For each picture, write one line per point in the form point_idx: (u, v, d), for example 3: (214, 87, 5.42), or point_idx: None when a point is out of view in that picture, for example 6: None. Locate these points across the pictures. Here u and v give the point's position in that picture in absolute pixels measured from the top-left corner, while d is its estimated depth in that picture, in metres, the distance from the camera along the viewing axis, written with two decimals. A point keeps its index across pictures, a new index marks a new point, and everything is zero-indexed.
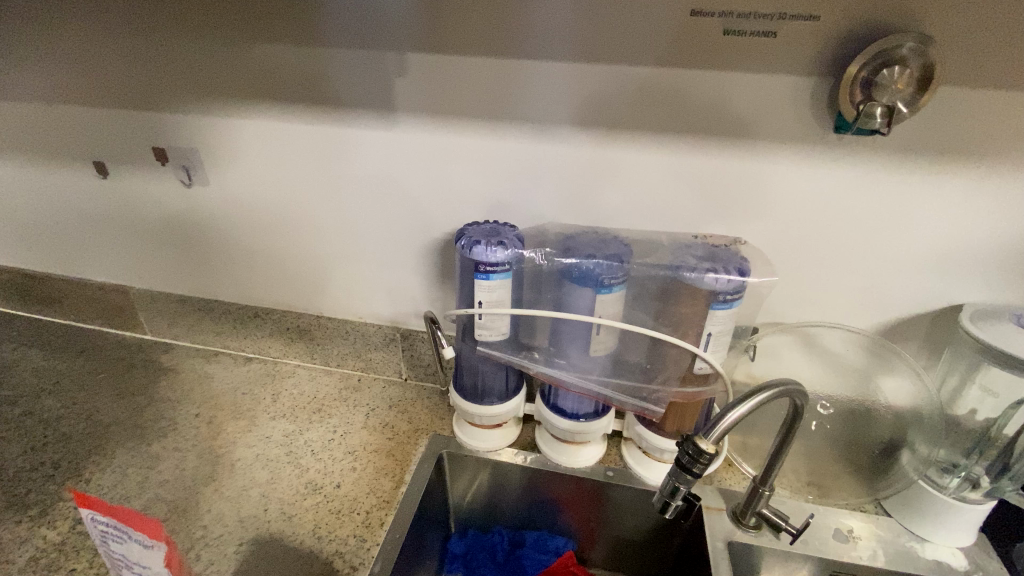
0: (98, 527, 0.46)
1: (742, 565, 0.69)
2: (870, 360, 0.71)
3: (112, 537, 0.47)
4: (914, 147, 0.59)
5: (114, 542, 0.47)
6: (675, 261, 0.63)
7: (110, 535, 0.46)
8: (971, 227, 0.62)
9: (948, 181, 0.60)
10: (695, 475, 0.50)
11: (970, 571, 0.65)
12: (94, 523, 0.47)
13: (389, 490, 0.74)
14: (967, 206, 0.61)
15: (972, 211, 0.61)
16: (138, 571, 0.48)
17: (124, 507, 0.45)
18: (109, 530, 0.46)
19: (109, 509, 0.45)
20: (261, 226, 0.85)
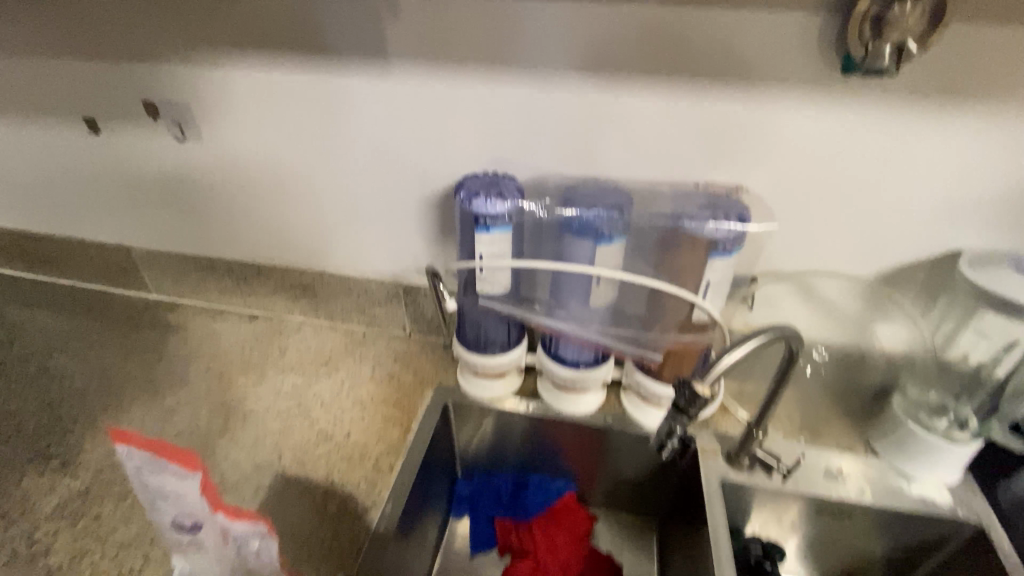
0: (138, 464, 0.43)
1: (734, 502, 0.73)
2: (867, 309, 0.73)
3: (148, 473, 0.43)
4: (922, 88, 0.57)
5: (150, 478, 0.43)
6: (676, 210, 0.63)
7: (150, 472, 0.43)
8: (976, 171, 0.61)
9: (956, 124, 0.59)
10: (692, 416, 0.53)
11: (954, 507, 0.68)
12: (132, 464, 0.43)
13: (398, 438, 0.77)
14: (974, 151, 0.60)
15: (978, 154, 0.60)
16: (180, 507, 0.44)
17: (155, 438, 0.42)
18: (147, 466, 0.43)
19: (146, 441, 0.42)
20: (258, 183, 0.84)
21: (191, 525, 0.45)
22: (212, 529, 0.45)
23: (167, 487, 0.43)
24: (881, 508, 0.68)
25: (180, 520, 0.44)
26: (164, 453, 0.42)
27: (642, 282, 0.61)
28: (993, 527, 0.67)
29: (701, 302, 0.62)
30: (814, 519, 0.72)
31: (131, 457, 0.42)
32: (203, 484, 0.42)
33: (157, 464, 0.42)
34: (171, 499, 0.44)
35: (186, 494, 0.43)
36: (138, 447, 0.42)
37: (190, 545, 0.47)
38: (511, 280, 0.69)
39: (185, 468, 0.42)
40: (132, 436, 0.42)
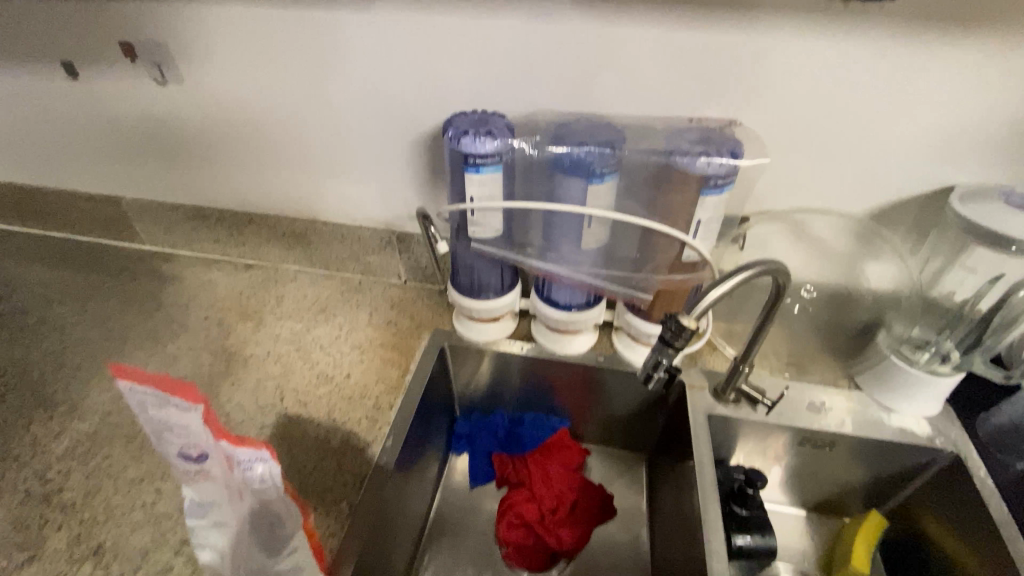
0: (141, 398, 0.44)
1: (721, 435, 0.76)
2: (859, 248, 0.74)
3: (151, 407, 0.44)
4: (926, 13, 0.55)
5: (152, 413, 0.44)
6: (669, 146, 0.61)
7: (153, 406, 0.44)
8: (975, 102, 0.60)
9: (958, 51, 0.57)
10: (677, 349, 0.54)
11: (931, 436, 0.71)
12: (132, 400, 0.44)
13: (396, 378, 0.79)
14: (975, 80, 0.58)
15: (979, 84, 0.59)
16: (181, 442, 0.46)
17: (155, 373, 0.43)
18: (150, 400, 0.44)
19: (147, 376, 0.43)
20: (244, 127, 0.83)
21: (197, 457, 0.47)
22: (217, 457, 0.47)
23: (170, 421, 0.44)
24: (860, 438, 0.72)
25: (186, 451, 0.46)
26: (165, 386, 0.43)
27: (634, 221, 0.61)
28: (969, 456, 0.69)
29: (692, 240, 0.62)
30: (796, 449, 0.76)
31: (133, 391, 0.43)
32: (205, 415, 0.44)
33: (159, 397, 0.43)
34: (174, 431, 0.45)
35: (189, 426, 0.44)
36: (140, 382, 0.43)
37: (196, 476, 0.49)
38: (503, 223, 0.68)
39: (188, 400, 0.43)
40: (131, 371, 0.43)
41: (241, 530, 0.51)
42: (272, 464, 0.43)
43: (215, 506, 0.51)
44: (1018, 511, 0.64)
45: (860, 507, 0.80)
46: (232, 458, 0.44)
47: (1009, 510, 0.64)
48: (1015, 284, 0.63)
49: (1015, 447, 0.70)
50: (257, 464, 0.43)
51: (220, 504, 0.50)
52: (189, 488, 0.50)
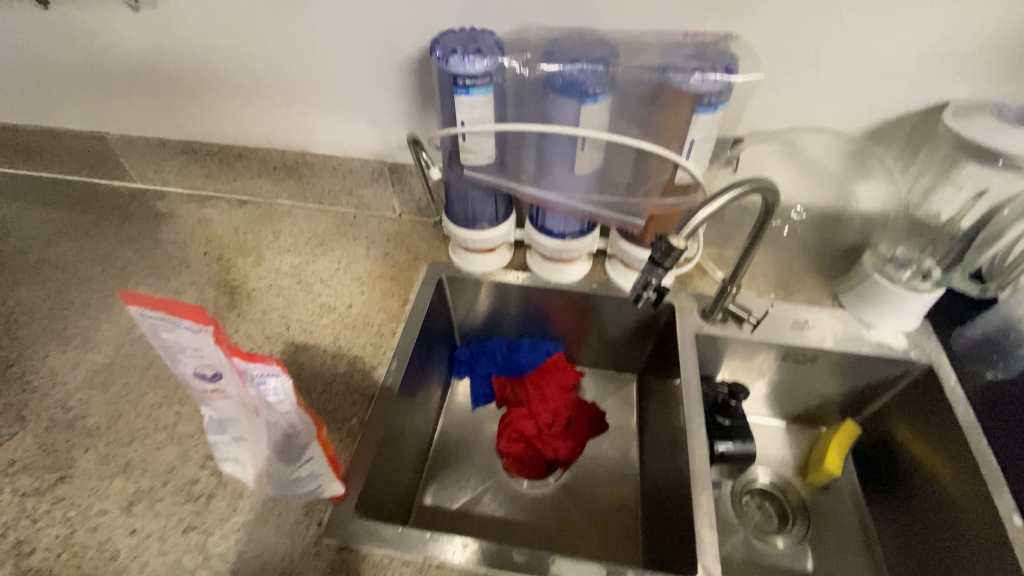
0: (153, 322, 0.46)
1: (708, 353, 0.80)
2: (850, 167, 0.75)
3: (164, 329, 0.46)
4: None
5: (167, 335, 0.47)
6: (663, 63, 0.60)
7: (166, 329, 0.46)
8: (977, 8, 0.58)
9: None
10: (667, 269, 0.56)
11: (907, 349, 0.75)
12: (147, 324, 0.47)
13: (397, 307, 0.81)
14: None
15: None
16: (199, 362, 0.48)
17: (165, 298, 0.45)
18: (162, 323, 0.46)
19: (157, 301, 0.45)
20: (225, 51, 0.80)
21: (213, 376, 0.50)
22: (231, 376, 0.49)
23: (184, 343, 0.47)
24: (840, 352, 0.75)
25: (201, 371, 0.49)
26: (174, 310, 0.45)
27: (627, 142, 0.60)
28: (942, 366, 0.73)
29: (684, 161, 0.62)
30: (779, 364, 0.80)
31: (145, 315, 0.46)
32: (216, 336, 0.46)
33: (169, 320, 0.45)
34: (189, 353, 0.48)
35: (203, 347, 0.47)
36: (150, 307, 0.45)
37: (214, 395, 0.52)
38: (495, 149, 0.67)
39: (196, 322, 0.45)
40: (142, 297, 0.45)
41: (261, 442, 0.55)
42: (284, 378, 0.46)
43: (234, 421, 0.54)
44: (982, 415, 0.69)
45: (837, 417, 0.86)
46: (245, 374, 0.46)
47: (974, 415, 0.69)
48: (1000, 201, 0.66)
49: (983, 358, 0.74)
50: (269, 379, 0.46)
51: (238, 419, 0.54)
52: (208, 405, 0.54)
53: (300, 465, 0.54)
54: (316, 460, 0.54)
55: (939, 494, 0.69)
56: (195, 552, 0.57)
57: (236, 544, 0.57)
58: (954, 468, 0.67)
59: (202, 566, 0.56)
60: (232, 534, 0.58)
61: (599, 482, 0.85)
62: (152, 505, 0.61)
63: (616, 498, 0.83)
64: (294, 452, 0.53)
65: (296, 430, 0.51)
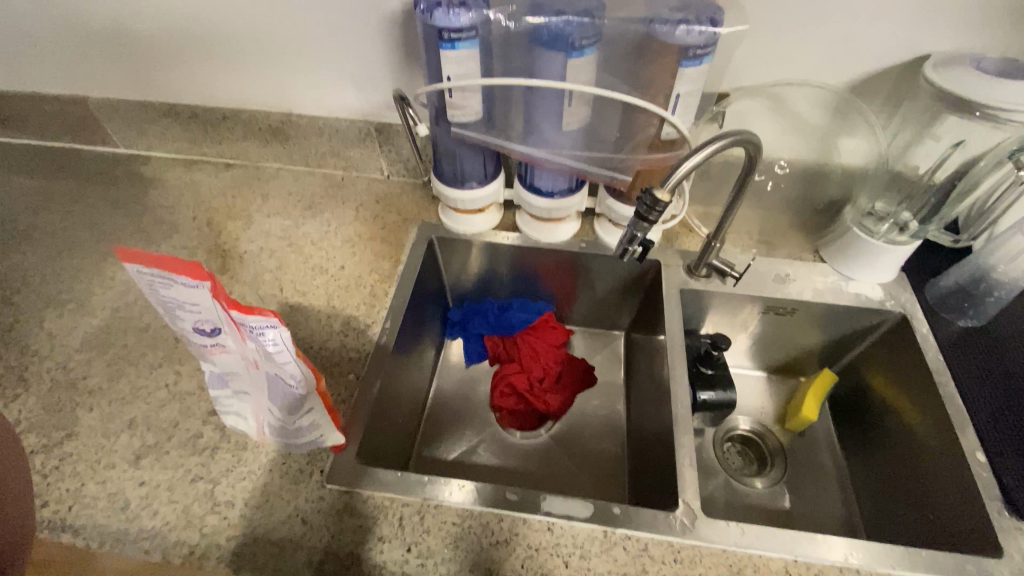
0: (151, 279, 0.47)
1: (693, 308, 0.83)
2: (834, 121, 0.75)
3: (162, 286, 0.48)
4: None
5: (165, 291, 0.48)
6: (650, 14, 0.59)
7: (164, 285, 0.47)
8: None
9: None
10: (652, 223, 0.57)
11: (883, 300, 0.78)
12: (144, 282, 0.48)
13: (389, 268, 0.83)
14: None
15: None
16: (198, 317, 0.50)
17: (161, 254, 0.46)
18: (160, 280, 0.47)
19: (153, 258, 0.46)
20: (204, 8, 0.78)
21: (212, 331, 0.51)
22: (230, 330, 0.51)
23: (182, 299, 0.48)
24: (819, 304, 0.78)
25: (200, 326, 0.50)
26: (171, 266, 0.46)
27: (613, 97, 0.61)
28: (914, 315, 0.77)
29: (670, 116, 0.62)
30: (761, 317, 0.83)
31: (142, 272, 0.47)
32: (213, 290, 0.47)
33: (166, 276, 0.47)
34: (187, 309, 0.49)
35: (201, 302, 0.48)
36: (147, 264, 0.46)
37: (215, 351, 0.54)
38: (483, 105, 0.68)
39: (193, 277, 0.46)
40: (138, 254, 0.46)
41: (262, 395, 0.57)
42: (281, 329, 0.47)
43: (235, 376, 0.56)
44: (951, 359, 0.73)
45: (815, 367, 0.89)
46: (244, 327, 0.48)
47: (943, 359, 0.72)
48: (978, 152, 0.68)
49: (955, 307, 0.77)
50: (268, 330, 0.47)
51: (239, 373, 0.56)
52: (209, 361, 0.55)
53: (301, 415, 0.56)
54: (316, 411, 0.56)
55: (908, 434, 0.73)
56: (203, 500, 0.60)
57: (242, 492, 0.60)
58: (923, 409, 0.71)
59: (211, 512, 0.59)
60: (239, 483, 0.61)
61: (589, 432, 0.89)
62: (159, 458, 0.63)
63: (604, 446, 0.87)
64: (294, 404, 0.55)
65: (296, 381, 0.52)
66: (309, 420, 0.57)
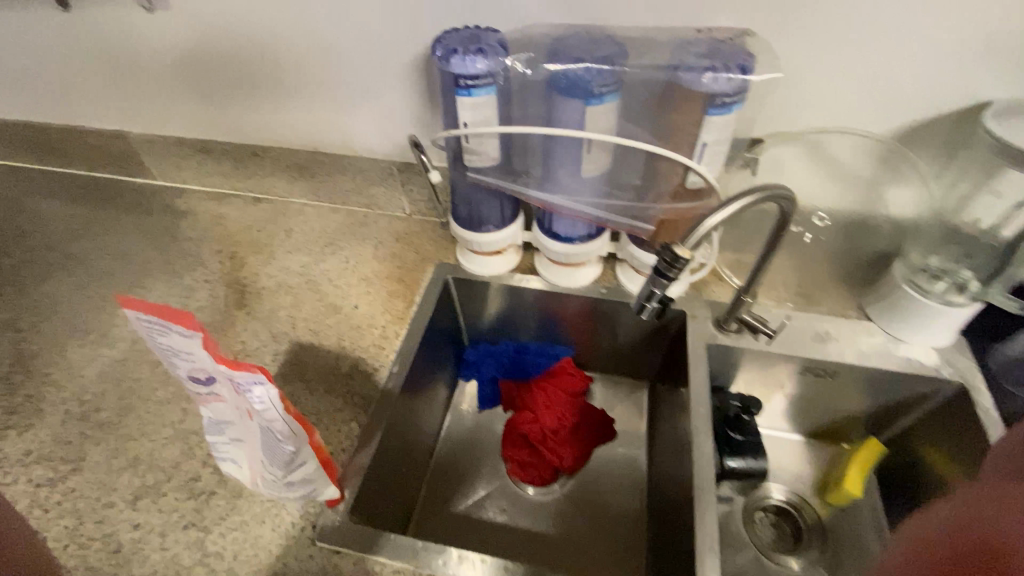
0: (148, 325, 0.46)
1: (721, 364, 0.77)
2: (880, 171, 0.70)
3: (158, 333, 0.47)
4: None
5: (161, 338, 0.47)
6: (673, 61, 0.57)
7: (160, 333, 0.46)
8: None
9: None
10: (671, 280, 0.53)
11: (939, 367, 0.70)
12: (143, 328, 0.47)
13: (402, 309, 0.81)
14: None
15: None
16: (191, 365, 0.48)
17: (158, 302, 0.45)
18: (156, 326, 0.46)
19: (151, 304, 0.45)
20: (237, 52, 0.81)
21: (207, 380, 0.50)
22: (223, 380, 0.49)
23: (176, 347, 0.47)
24: (864, 369, 0.71)
25: (193, 374, 0.49)
26: (167, 314, 0.45)
27: (634, 145, 0.57)
28: (976, 388, 0.68)
29: (696, 166, 0.58)
30: (799, 378, 0.76)
31: (140, 318, 0.46)
32: (205, 341, 0.46)
33: (163, 323, 0.46)
34: (180, 357, 0.48)
35: (193, 352, 0.47)
36: (145, 310, 0.45)
37: (209, 397, 0.53)
38: (500, 150, 0.66)
39: (187, 326, 0.45)
40: (135, 301, 0.45)
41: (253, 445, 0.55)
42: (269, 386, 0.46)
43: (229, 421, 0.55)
44: None
45: (860, 433, 0.81)
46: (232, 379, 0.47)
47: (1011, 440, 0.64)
48: None
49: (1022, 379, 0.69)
50: (255, 387, 0.46)
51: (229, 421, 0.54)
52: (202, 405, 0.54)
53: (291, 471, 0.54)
54: (310, 464, 0.54)
55: None
56: (193, 549, 0.58)
57: (232, 543, 0.58)
58: None
59: (199, 564, 0.57)
60: (230, 532, 0.59)
61: (605, 491, 0.83)
62: (155, 500, 0.62)
63: (621, 509, 0.81)
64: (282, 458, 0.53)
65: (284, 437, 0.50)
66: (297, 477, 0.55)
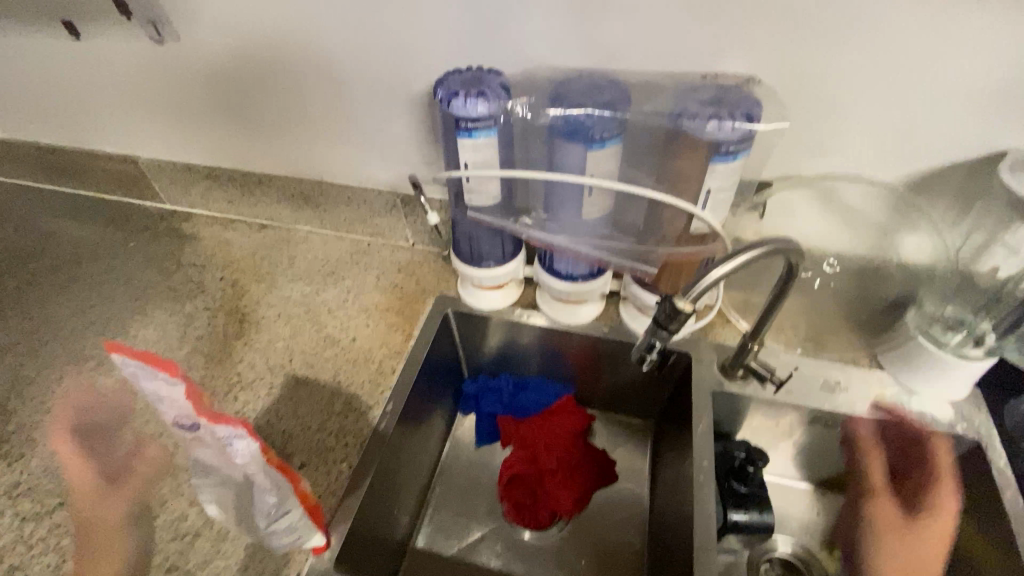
0: (134, 371, 0.46)
1: (726, 410, 0.75)
2: (892, 217, 0.68)
3: (144, 379, 0.46)
4: None
5: (145, 385, 0.46)
6: (677, 108, 0.56)
7: (146, 379, 0.46)
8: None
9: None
10: (671, 332, 0.52)
11: (954, 422, 0.67)
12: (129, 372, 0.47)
13: (399, 343, 0.80)
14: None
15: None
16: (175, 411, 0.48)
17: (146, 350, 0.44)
18: (142, 373, 0.46)
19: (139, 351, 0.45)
20: (245, 84, 0.82)
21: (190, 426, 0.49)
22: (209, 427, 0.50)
23: (161, 393, 0.46)
24: (872, 421, 0.69)
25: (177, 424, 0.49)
26: (155, 362, 0.45)
27: (636, 191, 0.57)
28: (991, 444, 0.66)
29: (700, 212, 0.57)
30: (807, 427, 0.73)
31: (125, 364, 0.45)
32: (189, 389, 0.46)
33: (150, 371, 0.45)
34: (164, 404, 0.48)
35: (178, 400, 0.47)
36: (132, 357, 0.45)
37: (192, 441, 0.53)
38: (501, 190, 0.65)
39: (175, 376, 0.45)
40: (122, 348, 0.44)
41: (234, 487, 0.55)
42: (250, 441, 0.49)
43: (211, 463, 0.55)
44: None
45: None
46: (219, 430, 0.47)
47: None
48: None
49: None
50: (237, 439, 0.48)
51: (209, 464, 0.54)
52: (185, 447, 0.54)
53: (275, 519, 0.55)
54: (294, 512, 0.56)
55: None
56: None
57: None
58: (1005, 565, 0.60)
59: None
60: None
61: (601, 535, 0.81)
62: (138, 539, 0.62)
63: (611, 556, 0.79)
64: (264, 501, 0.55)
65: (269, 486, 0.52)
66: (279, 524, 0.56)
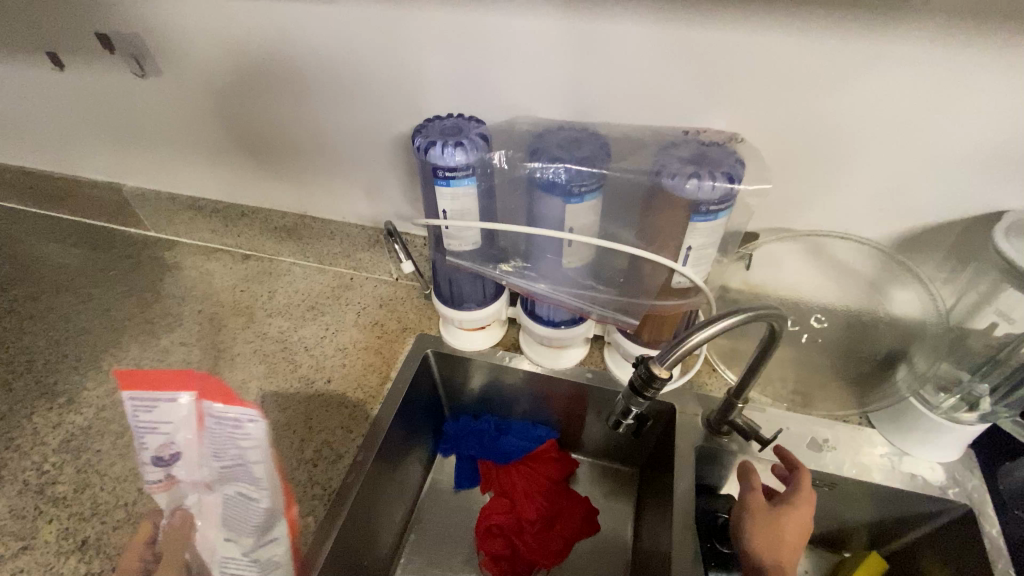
0: (136, 404, 0.55)
1: (710, 464, 0.72)
2: (881, 272, 0.67)
3: (143, 411, 0.55)
4: (960, 16, 0.48)
5: (145, 416, 0.55)
6: (657, 165, 0.54)
7: (146, 409, 0.55)
8: (1019, 117, 0.52)
9: (994, 62, 0.49)
10: (647, 398, 0.50)
11: (944, 486, 0.65)
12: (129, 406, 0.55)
13: (376, 385, 0.78)
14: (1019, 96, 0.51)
15: None
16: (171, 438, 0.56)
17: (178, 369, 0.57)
18: (143, 405, 0.55)
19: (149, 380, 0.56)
20: (229, 119, 0.82)
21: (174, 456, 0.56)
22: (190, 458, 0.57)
23: (164, 418, 0.55)
24: (862, 482, 0.66)
25: (162, 448, 0.56)
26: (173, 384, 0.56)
27: (615, 247, 0.55)
28: (985, 512, 0.63)
29: (680, 269, 0.55)
30: None
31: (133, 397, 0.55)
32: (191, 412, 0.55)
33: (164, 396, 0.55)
34: (155, 428, 0.55)
35: (177, 423, 0.55)
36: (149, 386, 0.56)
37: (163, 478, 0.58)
38: (481, 237, 0.64)
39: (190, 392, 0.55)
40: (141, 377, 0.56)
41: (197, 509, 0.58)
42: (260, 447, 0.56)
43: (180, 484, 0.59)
44: None
45: (860, 544, 0.75)
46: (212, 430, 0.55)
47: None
48: None
49: None
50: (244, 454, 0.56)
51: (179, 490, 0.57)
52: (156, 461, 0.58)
53: (259, 544, 0.58)
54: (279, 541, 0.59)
55: None
56: None
57: None
58: None
59: None
60: None
61: None
62: None
63: None
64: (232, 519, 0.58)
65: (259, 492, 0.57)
66: (256, 552, 0.58)
